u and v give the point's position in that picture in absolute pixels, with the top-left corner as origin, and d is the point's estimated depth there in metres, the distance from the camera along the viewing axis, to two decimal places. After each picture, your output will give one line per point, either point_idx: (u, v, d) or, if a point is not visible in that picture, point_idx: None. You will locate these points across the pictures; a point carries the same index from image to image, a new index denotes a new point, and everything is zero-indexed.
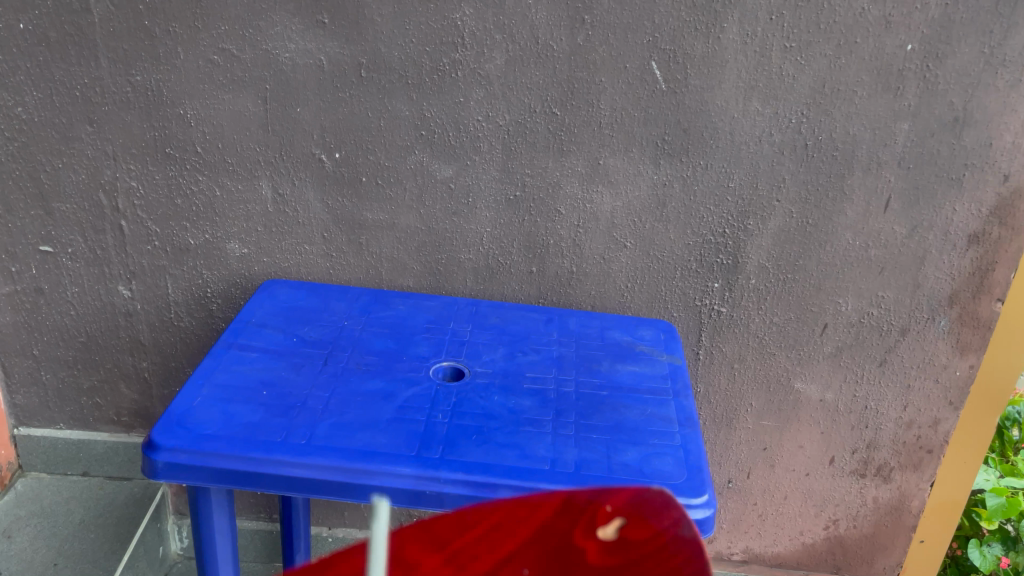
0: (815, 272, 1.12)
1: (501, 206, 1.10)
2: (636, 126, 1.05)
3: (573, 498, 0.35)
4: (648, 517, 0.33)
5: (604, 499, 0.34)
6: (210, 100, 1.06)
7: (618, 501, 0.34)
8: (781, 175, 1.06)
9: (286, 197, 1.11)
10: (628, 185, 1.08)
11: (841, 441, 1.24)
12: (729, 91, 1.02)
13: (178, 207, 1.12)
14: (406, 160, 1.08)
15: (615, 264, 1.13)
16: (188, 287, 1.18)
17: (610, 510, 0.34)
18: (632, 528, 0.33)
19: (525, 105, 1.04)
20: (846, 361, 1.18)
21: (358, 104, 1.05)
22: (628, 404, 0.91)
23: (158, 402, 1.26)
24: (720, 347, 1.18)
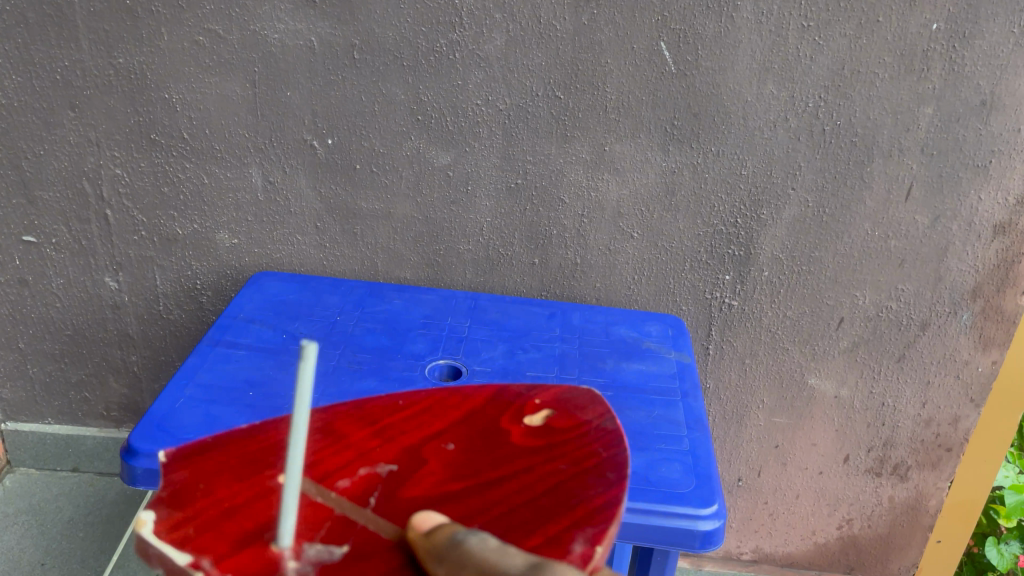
0: (831, 264, 1.07)
1: (502, 195, 1.05)
2: (644, 110, 0.99)
3: (505, 395, 0.56)
4: (570, 411, 0.55)
5: (537, 397, 0.56)
6: (196, 83, 1.01)
7: (545, 397, 0.56)
8: (796, 162, 1.01)
9: (276, 184, 1.06)
10: (635, 172, 1.03)
11: (856, 439, 1.19)
12: (742, 74, 0.96)
13: (165, 195, 1.08)
14: (401, 147, 1.03)
15: (622, 255, 1.08)
16: (177, 279, 1.13)
17: (540, 403, 0.56)
18: (554, 416, 0.54)
19: (527, 88, 0.99)
20: (862, 357, 1.13)
21: (351, 87, 1.00)
22: (633, 406, 0.86)
23: (148, 397, 1.22)
24: (731, 342, 1.13)
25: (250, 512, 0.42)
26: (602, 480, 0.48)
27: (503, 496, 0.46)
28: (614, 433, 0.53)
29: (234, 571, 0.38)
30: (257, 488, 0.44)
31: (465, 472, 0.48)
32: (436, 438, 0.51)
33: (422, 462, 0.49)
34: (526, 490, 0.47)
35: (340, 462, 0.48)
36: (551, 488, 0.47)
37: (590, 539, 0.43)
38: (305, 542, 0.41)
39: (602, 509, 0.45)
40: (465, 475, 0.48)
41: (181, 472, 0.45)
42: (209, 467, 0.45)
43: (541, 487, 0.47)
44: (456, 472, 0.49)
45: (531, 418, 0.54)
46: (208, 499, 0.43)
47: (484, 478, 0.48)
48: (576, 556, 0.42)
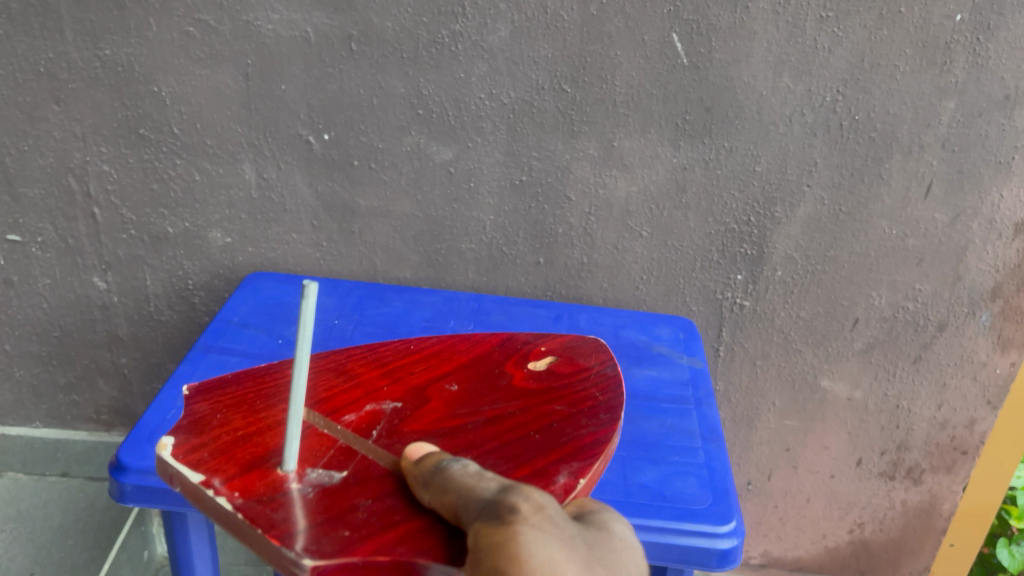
0: (847, 263, 1.03)
1: (506, 192, 1.01)
2: (654, 104, 0.95)
3: (511, 341, 0.88)
4: (573, 361, 0.83)
5: (540, 344, 0.87)
6: (187, 76, 0.96)
7: (549, 345, 0.88)
8: (812, 158, 0.97)
9: (271, 181, 1.02)
10: (644, 169, 0.99)
11: (869, 442, 1.16)
12: (757, 66, 0.92)
13: (155, 192, 1.04)
14: (401, 142, 0.99)
15: (630, 254, 1.04)
16: (168, 279, 1.09)
17: (541, 353, 0.84)
18: (557, 364, 0.83)
19: (533, 81, 0.95)
20: (877, 358, 1.09)
21: (348, 81, 0.96)
22: (645, 415, 0.82)
23: (140, 400, 1.18)
24: (742, 343, 1.10)
25: (260, 441, 0.62)
26: (598, 421, 0.72)
27: (497, 429, 0.70)
28: (614, 382, 0.80)
29: (237, 488, 0.56)
30: (265, 422, 0.65)
31: (459, 412, 0.72)
32: (445, 378, 0.78)
33: (427, 399, 0.74)
34: (514, 427, 0.70)
35: (355, 403, 0.71)
36: (544, 427, 0.71)
37: (574, 474, 0.64)
38: (308, 467, 0.60)
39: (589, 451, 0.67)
40: (455, 415, 0.71)
41: (204, 406, 0.67)
42: (230, 400, 0.69)
43: (534, 426, 0.71)
44: (447, 412, 0.72)
45: (535, 364, 0.83)
46: (223, 430, 0.63)
47: (477, 416, 0.71)
48: (561, 486, 0.62)
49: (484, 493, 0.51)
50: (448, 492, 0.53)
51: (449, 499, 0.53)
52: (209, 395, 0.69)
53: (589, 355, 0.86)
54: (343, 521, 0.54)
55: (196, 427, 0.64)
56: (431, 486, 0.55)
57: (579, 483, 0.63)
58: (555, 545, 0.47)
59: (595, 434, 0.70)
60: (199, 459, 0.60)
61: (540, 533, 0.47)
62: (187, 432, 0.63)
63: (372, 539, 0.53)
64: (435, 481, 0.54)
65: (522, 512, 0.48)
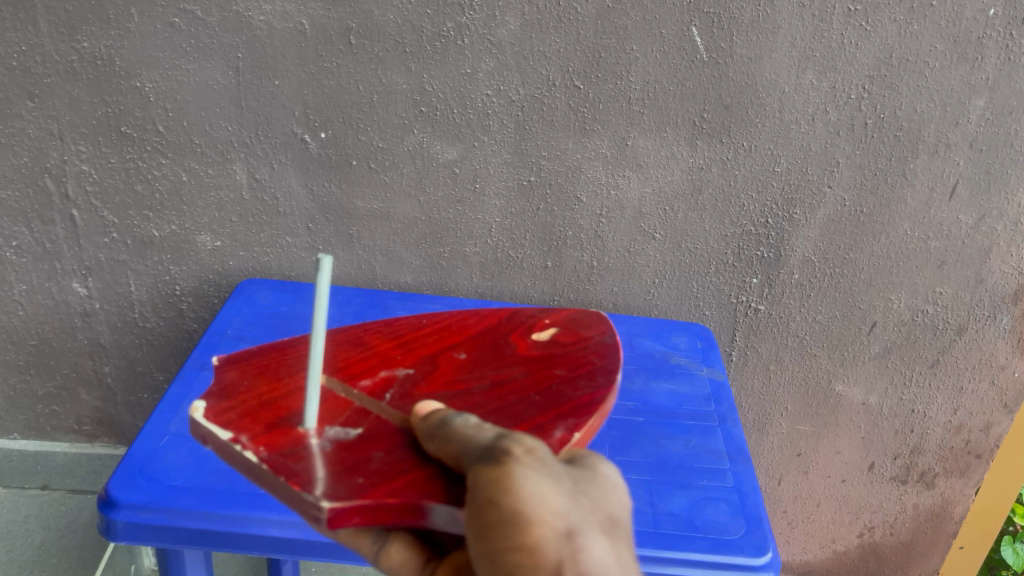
0: (866, 267, 0.99)
1: (513, 193, 0.96)
2: (671, 101, 0.90)
3: (519, 313, 0.87)
4: (577, 329, 0.82)
5: (546, 317, 0.85)
6: (172, 71, 0.90)
7: (554, 315, 0.86)
8: (834, 158, 0.93)
9: (263, 182, 0.96)
10: (659, 169, 0.94)
11: (882, 446, 1.13)
12: (779, 62, 0.88)
13: (138, 194, 0.97)
14: (403, 141, 0.93)
15: (641, 257, 1.00)
16: (153, 284, 1.03)
17: (547, 321, 0.84)
18: (562, 332, 0.82)
19: (543, 76, 0.89)
20: (894, 362, 1.06)
21: (346, 76, 0.90)
22: (667, 435, 0.78)
23: (124, 410, 1.13)
24: (756, 348, 1.06)
25: (282, 403, 0.64)
26: (594, 383, 0.71)
27: (500, 392, 0.69)
28: (614, 348, 0.78)
29: (262, 442, 0.59)
30: (283, 389, 0.67)
31: (461, 376, 0.72)
32: (456, 345, 0.79)
33: (437, 365, 0.74)
34: (515, 389, 0.70)
35: (371, 369, 0.73)
36: (545, 389, 0.70)
37: (570, 428, 0.64)
38: (325, 427, 0.62)
39: (586, 407, 0.66)
40: (459, 379, 0.71)
41: (231, 372, 0.69)
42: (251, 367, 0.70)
43: (536, 387, 0.70)
44: (454, 376, 0.72)
45: (542, 332, 0.82)
46: (248, 393, 0.65)
47: (482, 381, 0.71)
48: (557, 439, 0.62)
49: (481, 440, 0.53)
50: (450, 441, 0.56)
51: (452, 449, 0.56)
52: (236, 363, 0.71)
53: (591, 325, 0.83)
54: (358, 470, 0.57)
55: (224, 392, 0.67)
56: (436, 438, 0.57)
57: (575, 438, 0.63)
58: (545, 480, 0.49)
59: (592, 393, 0.69)
60: (229, 419, 0.62)
61: (532, 468, 0.49)
62: (216, 396, 0.65)
63: (384, 484, 0.55)
64: (440, 432, 0.57)
65: (516, 453, 0.50)
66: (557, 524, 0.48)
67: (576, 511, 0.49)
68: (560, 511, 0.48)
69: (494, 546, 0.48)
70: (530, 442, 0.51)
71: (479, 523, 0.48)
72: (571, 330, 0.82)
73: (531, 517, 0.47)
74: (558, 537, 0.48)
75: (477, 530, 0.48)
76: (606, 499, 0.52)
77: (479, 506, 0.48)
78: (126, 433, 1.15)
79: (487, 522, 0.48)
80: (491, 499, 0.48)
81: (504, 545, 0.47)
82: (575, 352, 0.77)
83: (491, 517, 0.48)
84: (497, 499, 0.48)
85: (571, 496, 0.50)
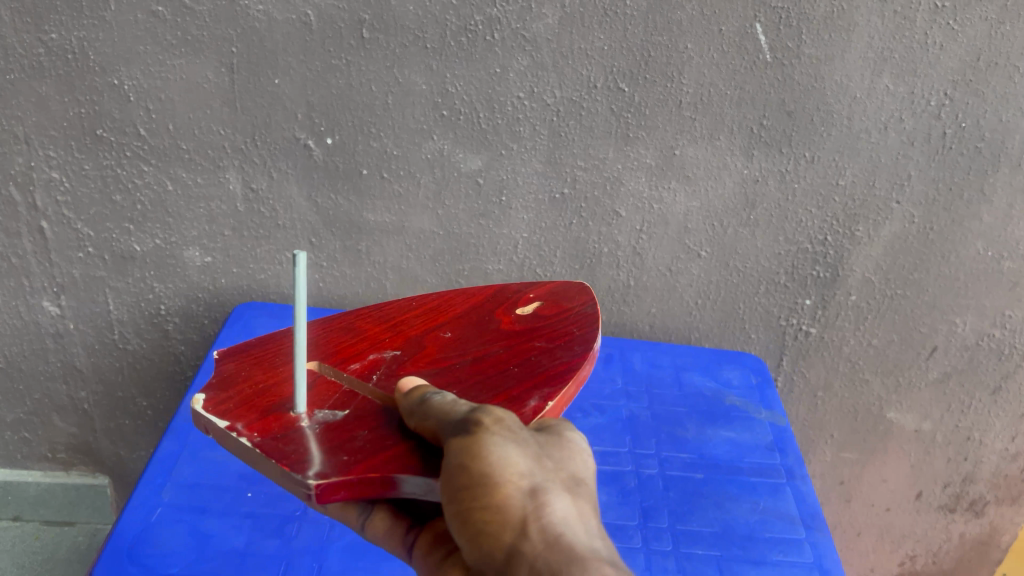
0: (931, 288, 0.90)
1: (544, 206, 0.85)
2: (727, 106, 0.80)
3: (507, 290, 0.76)
4: (560, 302, 0.73)
5: (532, 291, 0.75)
6: (155, 66, 0.78)
7: (539, 290, 0.76)
8: (906, 170, 0.83)
9: (260, 193, 0.85)
10: (709, 181, 0.84)
11: (932, 474, 1.04)
12: (853, 64, 0.77)
13: (116, 205, 0.85)
14: (420, 148, 0.82)
15: (684, 276, 0.90)
16: (134, 303, 0.92)
17: (533, 296, 0.74)
18: (544, 305, 0.73)
19: (584, 77, 0.78)
20: (952, 388, 0.97)
21: (356, 75, 0.78)
22: (731, 497, 0.69)
23: (103, 437, 1.02)
24: (803, 373, 0.97)
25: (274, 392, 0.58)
26: (572, 350, 0.65)
27: (481, 369, 0.62)
28: (595, 318, 0.70)
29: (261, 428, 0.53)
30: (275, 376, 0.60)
31: (443, 353, 0.65)
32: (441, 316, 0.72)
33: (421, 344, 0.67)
34: (500, 365, 0.62)
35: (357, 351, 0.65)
36: (525, 359, 0.63)
37: (545, 397, 0.58)
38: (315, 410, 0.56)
39: (560, 375, 0.60)
40: (443, 358, 0.64)
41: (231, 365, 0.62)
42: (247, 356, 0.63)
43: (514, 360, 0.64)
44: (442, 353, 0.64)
45: (526, 305, 0.73)
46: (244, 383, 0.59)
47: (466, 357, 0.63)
48: (530, 409, 0.57)
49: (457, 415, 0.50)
50: (429, 417, 0.51)
51: (431, 426, 0.51)
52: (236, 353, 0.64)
53: (572, 296, 0.74)
54: (342, 450, 0.51)
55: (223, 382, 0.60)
56: (416, 416, 0.52)
57: (550, 407, 0.58)
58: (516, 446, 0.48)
59: (566, 361, 0.63)
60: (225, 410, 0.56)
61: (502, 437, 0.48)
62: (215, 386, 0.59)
63: (369, 461, 0.50)
64: (421, 408, 0.52)
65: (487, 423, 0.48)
66: (521, 483, 0.47)
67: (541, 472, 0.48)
68: (525, 472, 0.47)
69: (466, 508, 0.46)
70: (502, 414, 0.49)
71: (450, 488, 0.46)
72: (554, 303, 0.73)
73: (499, 477, 0.46)
74: (523, 496, 0.46)
75: (451, 495, 0.46)
76: (570, 463, 0.50)
77: (451, 472, 0.47)
78: (107, 462, 1.04)
79: (460, 485, 0.46)
80: (465, 465, 0.46)
81: (475, 505, 0.46)
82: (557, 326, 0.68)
83: (465, 479, 0.46)
84: (469, 464, 0.46)
85: (537, 460, 0.48)
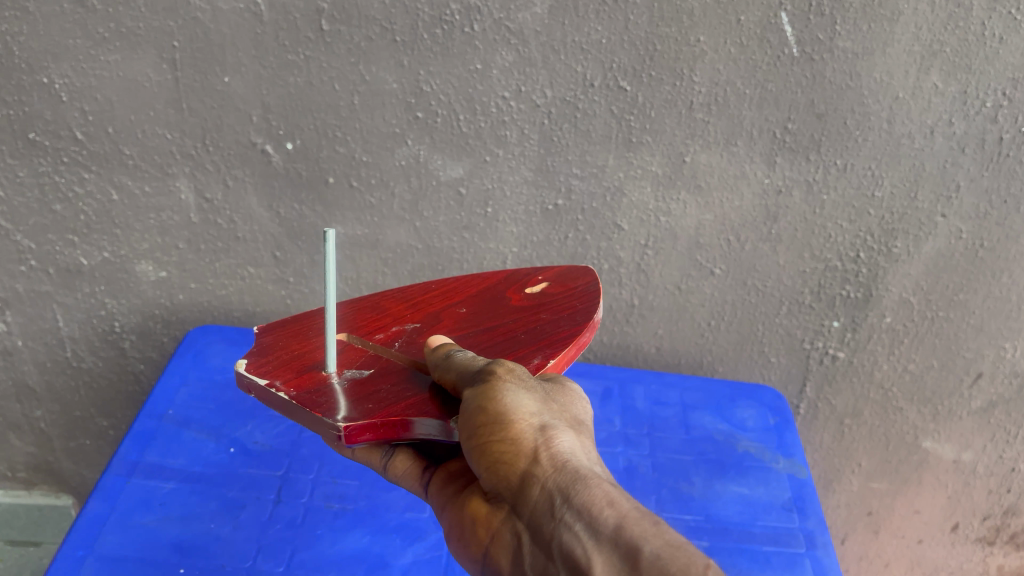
0: (978, 310, 0.79)
1: (535, 219, 0.75)
2: (746, 108, 0.69)
3: (515, 273, 0.67)
4: (568, 282, 0.65)
5: (540, 275, 0.66)
6: (87, 63, 0.68)
7: (547, 274, 0.66)
8: (954, 180, 0.71)
9: (215, 203, 0.75)
10: (724, 192, 0.73)
11: (971, 506, 0.94)
12: (895, 60, 0.66)
13: (57, 215, 0.76)
14: (393, 154, 0.72)
15: (696, 295, 0.79)
16: (86, 320, 0.83)
17: (542, 278, 0.66)
18: (552, 284, 0.65)
19: (578, 74, 0.68)
20: (998, 418, 0.86)
21: (317, 72, 0.68)
22: (740, 572, 0.59)
23: (64, 456, 0.94)
24: (829, 399, 0.86)
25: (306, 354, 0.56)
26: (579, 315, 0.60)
27: (489, 333, 0.58)
28: (599, 296, 0.62)
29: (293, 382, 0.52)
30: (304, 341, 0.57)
31: (450, 315, 0.61)
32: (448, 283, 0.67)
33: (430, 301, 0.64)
34: (513, 330, 0.58)
35: (379, 323, 0.61)
36: (532, 323, 0.59)
37: (548, 355, 0.55)
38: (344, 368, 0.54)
39: (564, 337, 0.57)
40: (451, 323, 0.60)
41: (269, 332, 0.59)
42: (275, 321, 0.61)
43: (520, 322, 0.60)
44: (457, 320, 0.60)
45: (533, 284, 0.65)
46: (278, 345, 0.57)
47: (479, 325, 0.59)
48: (531, 365, 0.54)
49: (477, 365, 0.49)
50: (449, 371, 0.50)
51: (452, 378, 0.50)
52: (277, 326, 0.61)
53: (576, 278, 0.65)
54: (367, 398, 0.50)
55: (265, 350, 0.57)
56: (439, 369, 0.51)
57: (552, 365, 0.54)
58: (525, 393, 0.47)
59: (573, 325, 0.59)
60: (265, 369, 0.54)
61: (514, 385, 0.47)
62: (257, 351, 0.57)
63: (392, 406, 0.49)
64: (443, 364, 0.51)
65: (501, 373, 0.48)
66: (531, 422, 0.46)
67: (548, 413, 0.47)
68: (532, 412, 0.46)
69: (480, 444, 0.45)
70: (512, 363, 0.49)
71: (465, 433, 0.46)
72: (562, 281, 0.65)
73: (512, 414, 0.45)
74: (535, 431, 0.45)
75: (467, 436, 0.46)
76: (573, 407, 0.49)
77: (469, 413, 0.46)
78: (70, 482, 0.96)
79: (475, 426, 0.46)
80: (480, 406, 0.46)
81: (489, 444, 0.45)
82: (565, 295, 0.63)
83: (480, 418, 0.45)
84: (482, 404, 0.46)
85: (543, 402, 0.47)
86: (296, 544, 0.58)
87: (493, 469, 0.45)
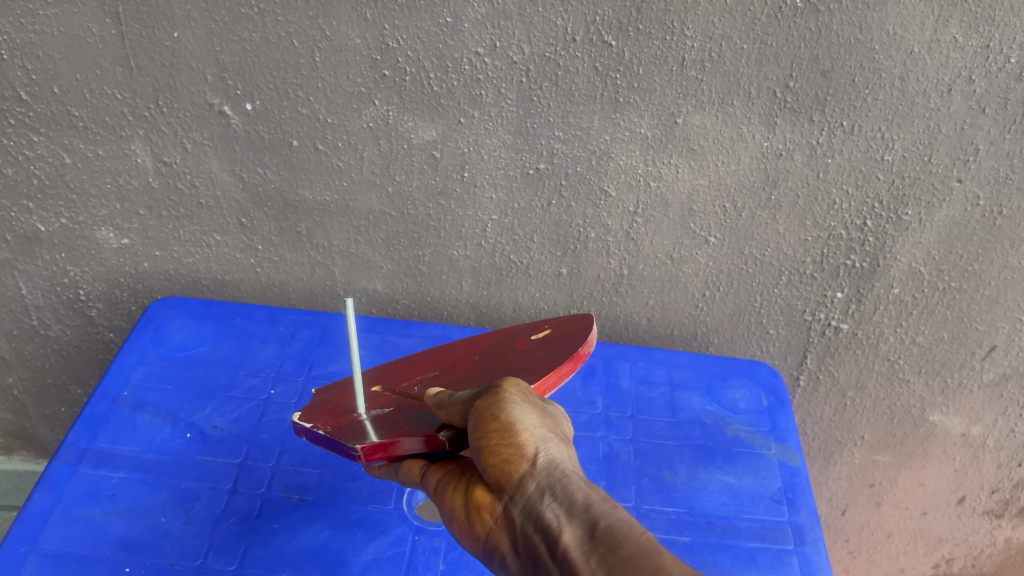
0: (994, 281, 0.73)
1: (515, 184, 0.70)
2: (743, 64, 0.62)
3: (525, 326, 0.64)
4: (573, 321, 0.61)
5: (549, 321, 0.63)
6: (26, 18, 0.63)
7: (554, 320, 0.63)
8: (971, 143, 0.65)
9: (175, 166, 0.71)
10: (718, 156, 0.67)
11: (978, 480, 0.90)
12: (909, 10, 0.59)
13: (9, 180, 0.71)
14: (360, 115, 0.67)
15: (689, 265, 0.74)
16: (49, 288, 0.79)
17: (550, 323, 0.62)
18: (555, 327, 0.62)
19: (557, 28, 0.61)
20: (1011, 391, 0.81)
21: (274, 27, 0.63)
22: (723, 569, 0.55)
23: (40, 423, 0.91)
24: (831, 371, 0.82)
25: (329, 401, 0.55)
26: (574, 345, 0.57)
27: (489, 373, 0.56)
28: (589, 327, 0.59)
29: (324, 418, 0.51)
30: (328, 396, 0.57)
31: (459, 361, 0.60)
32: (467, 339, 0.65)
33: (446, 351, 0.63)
34: (512, 367, 0.56)
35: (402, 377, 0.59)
36: (531, 357, 0.57)
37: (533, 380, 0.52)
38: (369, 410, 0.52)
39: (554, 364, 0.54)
40: (457, 369, 0.58)
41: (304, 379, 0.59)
42: None
43: (520, 358, 0.58)
44: (463, 366, 0.59)
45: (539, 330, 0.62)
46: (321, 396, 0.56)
47: (484, 367, 0.57)
48: None
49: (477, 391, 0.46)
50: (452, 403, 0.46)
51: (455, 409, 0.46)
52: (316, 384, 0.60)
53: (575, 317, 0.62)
54: (384, 428, 0.49)
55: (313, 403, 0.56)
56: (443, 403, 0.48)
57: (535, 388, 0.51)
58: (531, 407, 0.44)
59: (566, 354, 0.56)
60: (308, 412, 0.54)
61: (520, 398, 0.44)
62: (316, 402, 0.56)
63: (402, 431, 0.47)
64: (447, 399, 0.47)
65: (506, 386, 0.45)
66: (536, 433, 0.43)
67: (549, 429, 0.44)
68: (539, 424, 0.43)
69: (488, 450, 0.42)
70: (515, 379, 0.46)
71: (472, 438, 0.43)
72: (562, 323, 0.61)
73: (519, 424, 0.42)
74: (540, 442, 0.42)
75: (474, 442, 0.43)
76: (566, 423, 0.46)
77: (477, 422, 0.43)
78: (48, 447, 0.94)
79: (482, 433, 0.42)
80: (487, 414, 0.43)
81: (499, 450, 0.42)
82: (563, 330, 0.60)
83: (491, 425, 0.42)
84: (494, 412, 0.42)
85: (544, 416, 0.44)
86: (250, 540, 0.55)
87: (498, 475, 0.42)
